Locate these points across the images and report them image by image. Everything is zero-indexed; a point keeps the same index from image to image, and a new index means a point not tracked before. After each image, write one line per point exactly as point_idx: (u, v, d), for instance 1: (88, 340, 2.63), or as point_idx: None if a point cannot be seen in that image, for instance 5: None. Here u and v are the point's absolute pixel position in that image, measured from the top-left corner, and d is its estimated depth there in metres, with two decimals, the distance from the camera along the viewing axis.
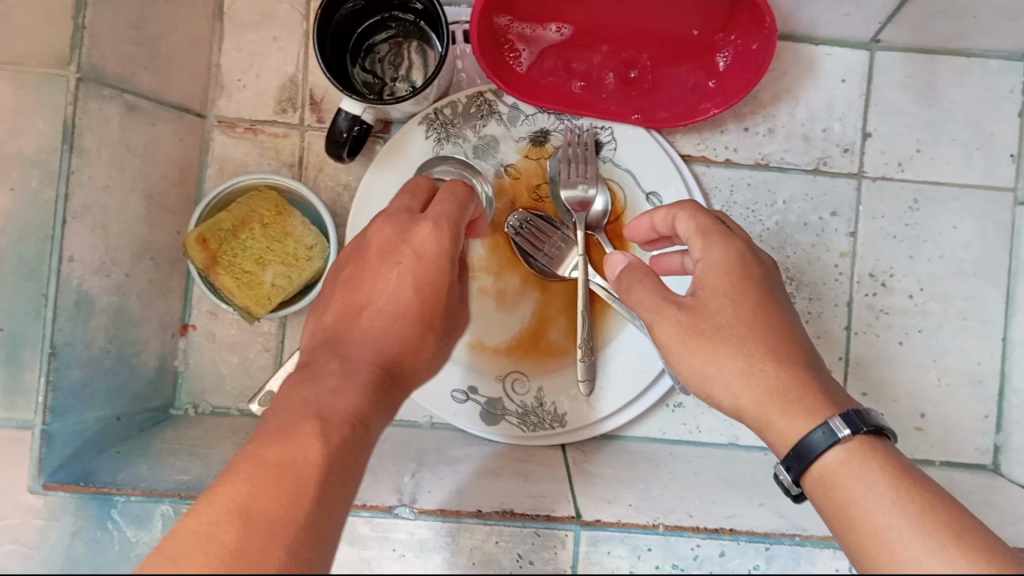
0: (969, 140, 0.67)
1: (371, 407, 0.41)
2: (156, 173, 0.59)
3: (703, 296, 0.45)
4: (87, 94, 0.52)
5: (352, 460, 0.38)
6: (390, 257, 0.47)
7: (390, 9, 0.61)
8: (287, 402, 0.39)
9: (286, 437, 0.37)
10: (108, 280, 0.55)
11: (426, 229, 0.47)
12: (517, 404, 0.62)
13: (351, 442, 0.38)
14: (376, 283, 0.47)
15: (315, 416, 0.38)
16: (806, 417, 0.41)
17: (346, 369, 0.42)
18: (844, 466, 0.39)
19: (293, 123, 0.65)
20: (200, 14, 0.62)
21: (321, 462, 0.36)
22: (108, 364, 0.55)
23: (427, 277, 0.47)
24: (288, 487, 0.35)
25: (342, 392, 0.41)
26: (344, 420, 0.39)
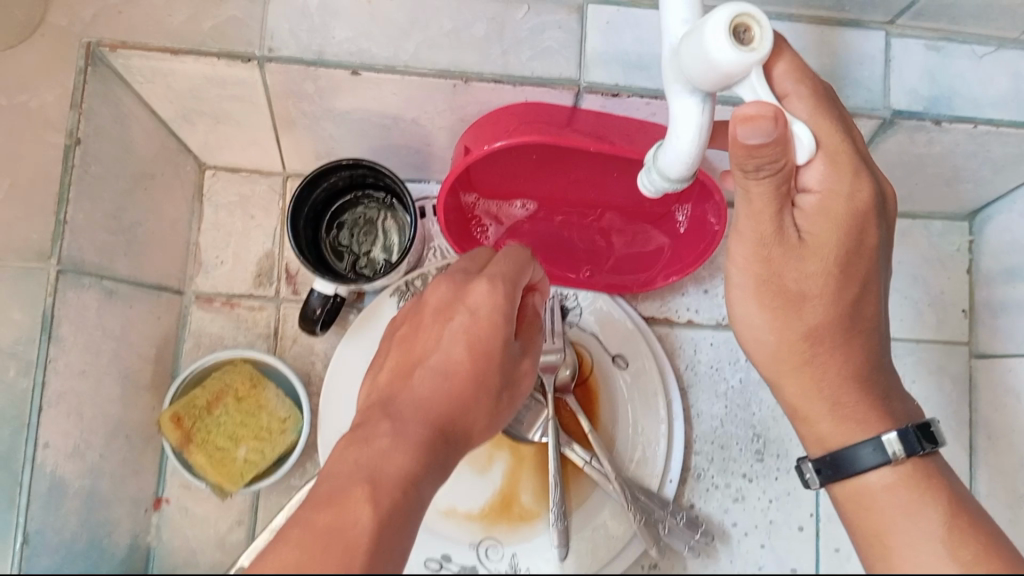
0: (920, 296, 0.70)
1: (423, 469, 0.43)
2: (133, 353, 0.61)
3: (810, 220, 0.45)
4: (67, 284, 0.54)
5: (402, 523, 0.40)
6: (444, 316, 0.50)
7: (363, 188, 0.64)
8: (340, 466, 0.42)
9: (337, 504, 0.39)
10: (82, 463, 0.56)
11: (482, 287, 0.49)
12: (492, 572, 0.63)
13: (401, 505, 0.40)
14: (432, 342, 0.49)
15: (366, 476, 0.41)
16: (832, 398, 0.49)
17: (398, 429, 0.44)
18: (889, 486, 0.47)
19: (269, 295, 0.67)
20: (178, 197, 0.66)
21: (369, 530, 0.38)
22: (80, 547, 0.56)
23: (481, 334, 0.49)
24: (333, 552, 0.36)
25: (394, 452, 0.43)
26: (395, 482, 0.41)
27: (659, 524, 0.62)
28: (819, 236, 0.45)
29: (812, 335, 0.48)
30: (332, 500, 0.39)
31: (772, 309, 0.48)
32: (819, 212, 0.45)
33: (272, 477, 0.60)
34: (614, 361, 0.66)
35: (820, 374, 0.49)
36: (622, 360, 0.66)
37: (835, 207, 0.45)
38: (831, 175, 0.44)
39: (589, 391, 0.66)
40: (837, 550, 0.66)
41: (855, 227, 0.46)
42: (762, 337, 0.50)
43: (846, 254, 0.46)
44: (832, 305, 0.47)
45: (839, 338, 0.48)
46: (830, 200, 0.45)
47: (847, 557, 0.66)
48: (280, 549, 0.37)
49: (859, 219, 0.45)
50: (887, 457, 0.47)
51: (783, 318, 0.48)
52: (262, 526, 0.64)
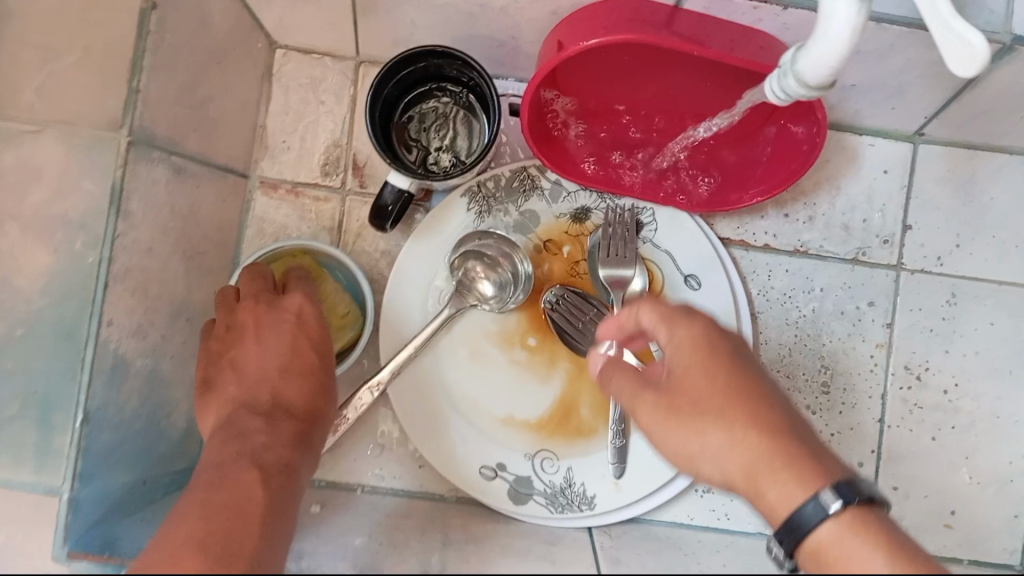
0: (1008, 238, 0.66)
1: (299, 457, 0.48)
2: (199, 234, 0.59)
3: (676, 373, 0.46)
4: (137, 156, 0.52)
5: (283, 509, 0.43)
6: (271, 322, 0.54)
7: (440, 80, 0.61)
8: (223, 453, 0.45)
9: (228, 488, 0.42)
10: (144, 341, 0.55)
11: (297, 297, 0.55)
12: (546, 483, 0.62)
13: (281, 491, 0.44)
14: (272, 346, 0.53)
15: (251, 464, 0.44)
16: (795, 484, 0.42)
17: (269, 427, 0.48)
18: (841, 539, 0.40)
19: (334, 186, 0.65)
20: (248, 76, 0.63)
21: (261, 502, 0.42)
22: (136, 427, 0.55)
23: (307, 331, 0.54)
24: (234, 530, 0.39)
25: (273, 446, 0.46)
26: (277, 467, 0.45)
27: None
28: (681, 367, 0.46)
29: (714, 430, 0.44)
30: (221, 486, 0.42)
31: (677, 426, 0.45)
32: (676, 357, 0.47)
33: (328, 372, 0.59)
34: (686, 282, 0.64)
35: (735, 438, 0.43)
36: (694, 281, 0.64)
37: (685, 342, 0.47)
38: (671, 329, 0.47)
39: None
40: (895, 489, 0.65)
41: (713, 347, 0.46)
42: (697, 456, 0.45)
43: (709, 362, 0.45)
44: (719, 414, 0.44)
45: (746, 429, 0.43)
46: (678, 354, 0.46)
47: (905, 497, 0.65)
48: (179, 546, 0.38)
49: (709, 337, 0.46)
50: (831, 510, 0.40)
51: (695, 440, 0.45)
52: None
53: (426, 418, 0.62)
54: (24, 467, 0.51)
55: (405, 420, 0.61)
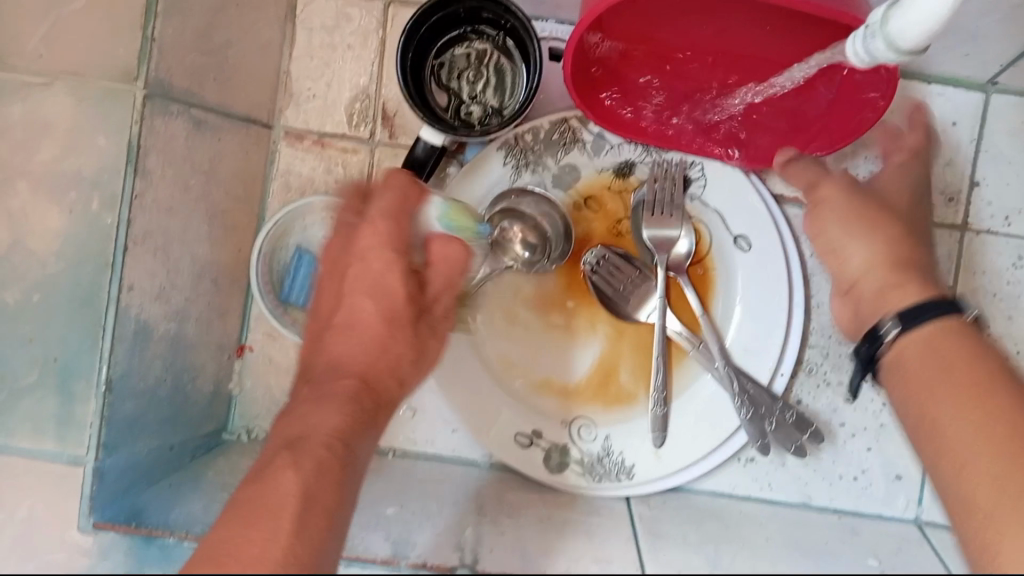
0: None
1: (354, 427, 0.40)
2: (222, 190, 0.56)
3: (880, 190, 0.59)
4: (154, 110, 0.48)
5: (334, 483, 0.37)
6: (344, 265, 0.48)
7: (477, 23, 0.57)
8: (283, 430, 0.40)
9: (262, 478, 0.36)
10: (167, 305, 0.52)
11: (368, 230, 0.47)
12: (583, 453, 0.60)
13: (330, 463, 0.37)
14: (351, 285, 0.47)
15: (291, 442, 0.38)
16: (914, 294, 0.51)
17: (326, 394, 0.41)
18: (927, 339, 0.48)
19: (363, 137, 0.61)
20: (270, 18, 0.58)
21: (295, 487, 0.35)
22: (163, 393, 0.53)
23: (380, 273, 0.46)
24: (262, 521, 0.34)
25: (326, 409, 0.40)
26: (323, 442, 0.38)
27: (766, 420, 0.58)
28: (889, 188, 0.59)
29: (900, 289, 0.51)
30: (258, 475, 0.36)
31: (853, 218, 0.55)
32: (882, 191, 0.59)
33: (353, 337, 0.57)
34: (735, 243, 0.60)
35: (849, 219, 0.55)
36: (744, 242, 0.60)
37: (896, 188, 0.59)
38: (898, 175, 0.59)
39: (704, 272, 0.61)
40: None
41: (917, 203, 0.59)
42: (846, 259, 0.55)
43: (902, 216, 0.57)
44: (866, 218, 0.55)
45: (897, 230, 0.55)
46: (891, 181, 0.59)
47: None
48: (210, 544, 0.33)
49: (916, 198, 0.59)
50: (945, 310, 0.49)
51: (851, 238, 0.55)
52: None
53: (459, 383, 0.59)
54: (46, 436, 0.49)
55: (445, 385, 0.59)
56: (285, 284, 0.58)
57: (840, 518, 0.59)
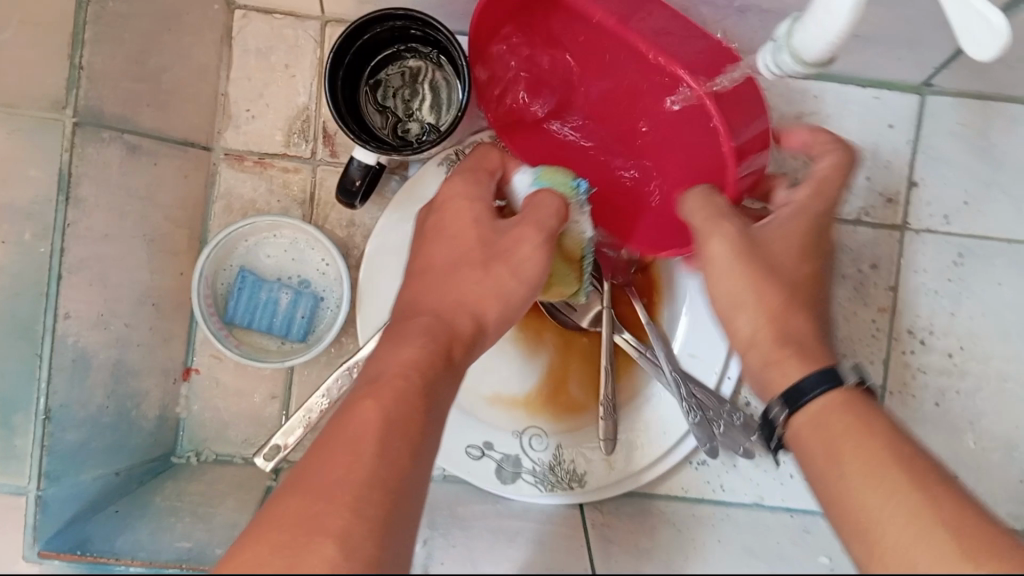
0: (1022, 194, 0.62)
1: (438, 372, 0.40)
2: (161, 215, 0.56)
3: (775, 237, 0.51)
4: (84, 139, 0.48)
5: (415, 430, 0.36)
6: (447, 212, 0.51)
7: (407, 41, 0.57)
8: (377, 364, 0.40)
9: (341, 416, 0.36)
10: (107, 333, 0.52)
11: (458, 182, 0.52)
12: (535, 462, 0.60)
13: (410, 405, 0.37)
14: (452, 228, 0.50)
15: (373, 377, 0.39)
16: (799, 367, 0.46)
17: (427, 329, 0.43)
18: (819, 410, 0.43)
19: (304, 156, 0.61)
20: (206, 41, 0.58)
21: (374, 423, 0.35)
22: (106, 420, 0.53)
23: (475, 214, 0.50)
24: (341, 455, 0.33)
25: (407, 345, 0.41)
26: (401, 373, 0.39)
27: (714, 424, 0.58)
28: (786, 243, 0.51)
29: (787, 362, 0.46)
30: (339, 412, 0.36)
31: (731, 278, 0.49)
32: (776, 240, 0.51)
33: (298, 356, 0.58)
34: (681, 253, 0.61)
35: (740, 302, 0.49)
36: None
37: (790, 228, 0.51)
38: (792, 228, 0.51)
39: (651, 281, 0.62)
40: None
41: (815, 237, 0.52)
42: (737, 326, 0.50)
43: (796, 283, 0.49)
44: (749, 273, 0.49)
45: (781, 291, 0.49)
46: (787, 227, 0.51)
47: None
48: (307, 482, 0.33)
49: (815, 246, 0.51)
50: (831, 383, 0.44)
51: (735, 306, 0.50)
52: (296, 401, 0.61)
53: None
54: None
55: None
56: (229, 305, 0.59)
57: (792, 515, 0.58)
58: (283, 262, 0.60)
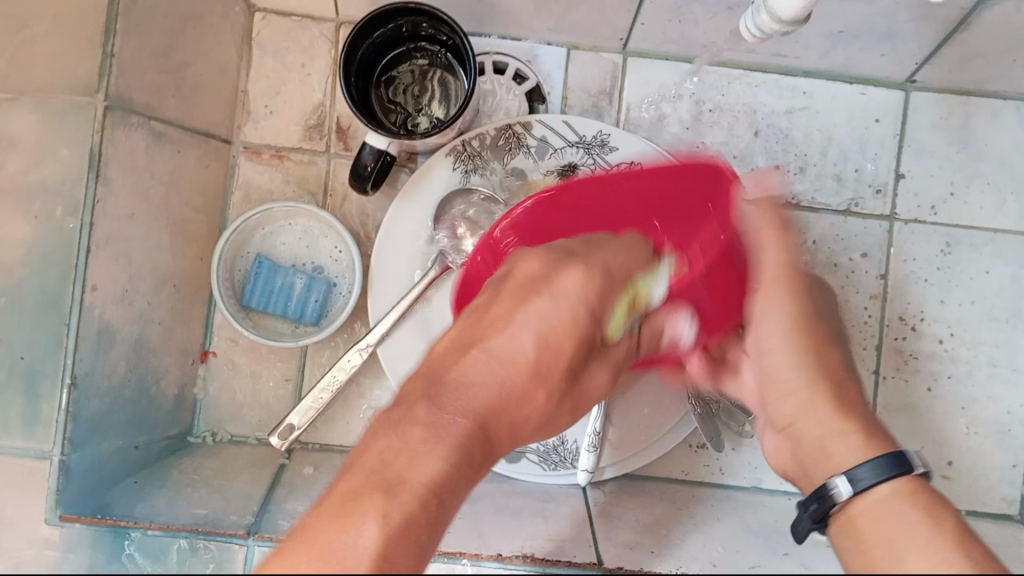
0: (1003, 185, 0.65)
1: (458, 476, 0.33)
2: (182, 202, 0.59)
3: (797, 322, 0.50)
4: (114, 121, 0.52)
5: (418, 565, 0.30)
6: (527, 295, 0.42)
7: (415, 40, 0.60)
8: (402, 434, 0.33)
9: (347, 509, 0.29)
10: (130, 309, 0.55)
11: (573, 275, 0.43)
12: (540, 441, 0.61)
13: (424, 529, 0.31)
14: (503, 322, 0.40)
15: (391, 477, 0.31)
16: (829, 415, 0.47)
17: (453, 419, 0.35)
18: (886, 496, 0.40)
19: (319, 150, 0.64)
20: (227, 40, 0.62)
21: (375, 555, 0.28)
22: (126, 394, 0.55)
23: (562, 328, 0.41)
24: None
25: (430, 446, 0.33)
26: (430, 489, 0.31)
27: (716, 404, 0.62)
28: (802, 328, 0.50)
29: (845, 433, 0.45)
30: (344, 503, 0.30)
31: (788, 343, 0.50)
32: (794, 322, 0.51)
33: (313, 337, 0.60)
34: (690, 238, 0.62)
35: (795, 348, 0.50)
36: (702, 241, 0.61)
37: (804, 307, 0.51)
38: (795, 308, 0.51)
39: None
40: None
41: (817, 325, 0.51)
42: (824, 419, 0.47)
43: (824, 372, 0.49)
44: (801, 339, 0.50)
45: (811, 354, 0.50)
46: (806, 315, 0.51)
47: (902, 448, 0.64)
48: None
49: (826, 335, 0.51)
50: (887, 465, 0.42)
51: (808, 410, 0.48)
52: (308, 384, 0.63)
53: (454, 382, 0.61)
54: (13, 435, 0.49)
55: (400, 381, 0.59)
56: (246, 290, 0.62)
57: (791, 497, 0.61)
58: (297, 250, 0.63)
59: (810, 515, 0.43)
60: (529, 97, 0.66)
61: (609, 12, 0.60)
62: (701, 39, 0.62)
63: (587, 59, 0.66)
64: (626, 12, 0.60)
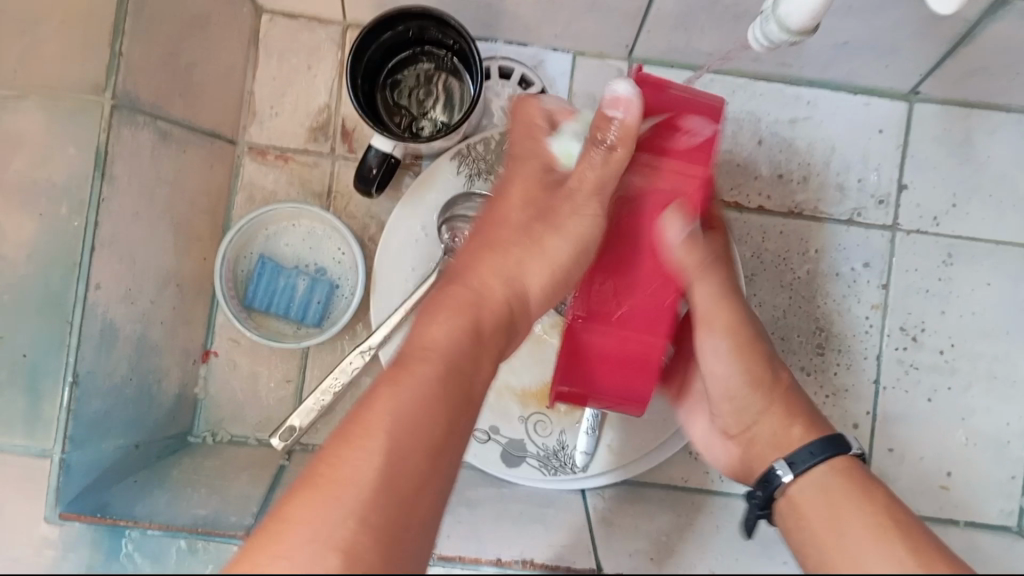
0: (1005, 198, 0.65)
1: (476, 341, 0.42)
2: (186, 201, 0.59)
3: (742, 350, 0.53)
4: (120, 121, 0.52)
5: (457, 391, 0.39)
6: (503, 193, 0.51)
7: (421, 44, 0.61)
8: (427, 321, 0.43)
9: (405, 360, 0.39)
10: (133, 308, 0.55)
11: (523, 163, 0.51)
12: (539, 446, 0.62)
13: (460, 367, 0.40)
14: (500, 221, 0.50)
15: (423, 340, 0.41)
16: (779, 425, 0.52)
17: (477, 303, 0.44)
18: (821, 477, 0.47)
19: (324, 152, 0.65)
20: (235, 42, 0.62)
21: (427, 381, 0.38)
22: (128, 393, 0.55)
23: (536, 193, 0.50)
24: (396, 398, 0.37)
25: (440, 318, 0.42)
26: (447, 343, 0.41)
27: None
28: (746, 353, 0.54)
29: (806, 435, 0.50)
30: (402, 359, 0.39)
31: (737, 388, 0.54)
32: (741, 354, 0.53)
33: (316, 338, 0.59)
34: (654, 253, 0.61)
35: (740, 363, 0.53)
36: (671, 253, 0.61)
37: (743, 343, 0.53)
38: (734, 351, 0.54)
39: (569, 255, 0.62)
40: (889, 452, 0.64)
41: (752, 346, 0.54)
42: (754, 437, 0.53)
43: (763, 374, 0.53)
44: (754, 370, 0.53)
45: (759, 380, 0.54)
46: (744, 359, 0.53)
47: (901, 458, 0.64)
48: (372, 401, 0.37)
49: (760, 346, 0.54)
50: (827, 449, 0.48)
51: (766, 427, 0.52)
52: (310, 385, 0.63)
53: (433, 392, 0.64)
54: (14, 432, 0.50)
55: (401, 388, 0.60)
56: (248, 290, 0.62)
57: None
58: (301, 251, 0.63)
59: (755, 501, 0.49)
60: None
61: (615, 19, 0.60)
62: (706, 47, 0.62)
63: (592, 66, 0.66)
64: (632, 19, 0.60)
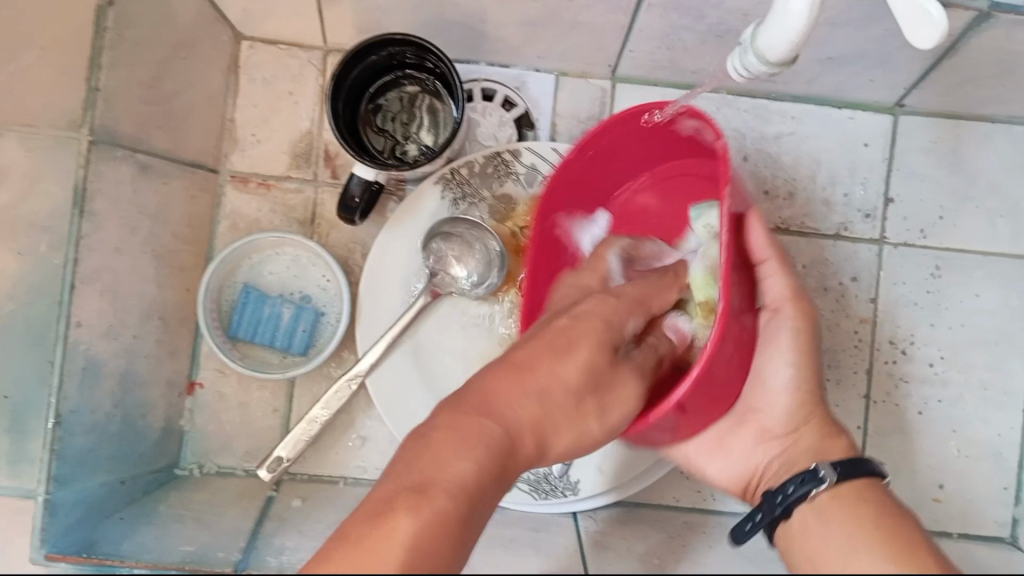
0: (993, 208, 0.65)
1: (495, 480, 0.36)
2: (168, 233, 0.59)
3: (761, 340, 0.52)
4: (100, 156, 0.51)
5: (452, 540, 0.32)
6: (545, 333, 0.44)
7: (402, 67, 0.60)
8: (444, 442, 0.36)
9: (397, 505, 0.33)
10: (116, 343, 0.55)
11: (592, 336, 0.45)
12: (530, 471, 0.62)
13: (456, 523, 0.33)
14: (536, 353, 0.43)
15: (452, 482, 0.34)
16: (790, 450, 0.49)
17: (496, 432, 0.37)
18: (834, 497, 0.44)
19: (307, 178, 0.64)
20: (215, 70, 0.62)
21: (415, 539, 0.31)
22: (112, 429, 0.55)
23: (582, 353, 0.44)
24: (385, 553, 0.30)
25: (465, 453, 0.35)
26: (463, 486, 0.34)
27: None
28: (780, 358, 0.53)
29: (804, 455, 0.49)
30: (392, 500, 0.33)
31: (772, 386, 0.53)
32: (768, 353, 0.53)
33: (304, 367, 0.59)
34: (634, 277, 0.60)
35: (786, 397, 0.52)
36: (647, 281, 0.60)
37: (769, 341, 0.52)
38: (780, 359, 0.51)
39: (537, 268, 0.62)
40: (882, 465, 0.64)
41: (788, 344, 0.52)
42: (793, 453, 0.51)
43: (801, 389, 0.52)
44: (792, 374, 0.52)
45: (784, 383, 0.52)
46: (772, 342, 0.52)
47: (894, 472, 0.64)
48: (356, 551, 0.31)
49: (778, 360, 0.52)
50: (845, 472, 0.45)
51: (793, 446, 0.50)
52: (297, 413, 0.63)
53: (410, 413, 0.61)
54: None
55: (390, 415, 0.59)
56: (233, 320, 0.61)
57: None
58: (286, 278, 0.63)
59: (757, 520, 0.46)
60: (518, 123, 0.66)
61: (598, 39, 0.60)
62: (689, 66, 0.62)
63: (576, 85, 0.66)
64: (615, 39, 0.59)
